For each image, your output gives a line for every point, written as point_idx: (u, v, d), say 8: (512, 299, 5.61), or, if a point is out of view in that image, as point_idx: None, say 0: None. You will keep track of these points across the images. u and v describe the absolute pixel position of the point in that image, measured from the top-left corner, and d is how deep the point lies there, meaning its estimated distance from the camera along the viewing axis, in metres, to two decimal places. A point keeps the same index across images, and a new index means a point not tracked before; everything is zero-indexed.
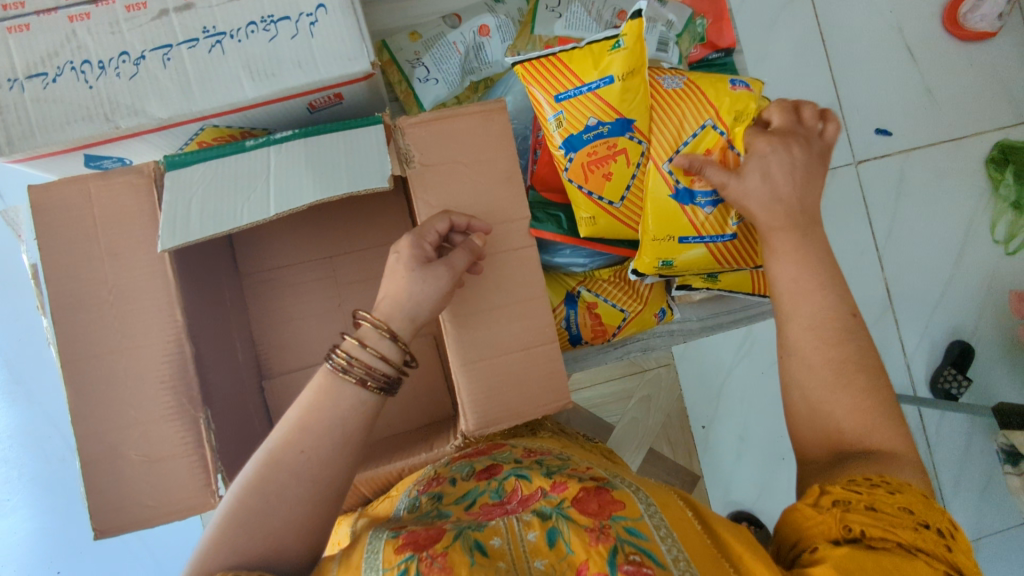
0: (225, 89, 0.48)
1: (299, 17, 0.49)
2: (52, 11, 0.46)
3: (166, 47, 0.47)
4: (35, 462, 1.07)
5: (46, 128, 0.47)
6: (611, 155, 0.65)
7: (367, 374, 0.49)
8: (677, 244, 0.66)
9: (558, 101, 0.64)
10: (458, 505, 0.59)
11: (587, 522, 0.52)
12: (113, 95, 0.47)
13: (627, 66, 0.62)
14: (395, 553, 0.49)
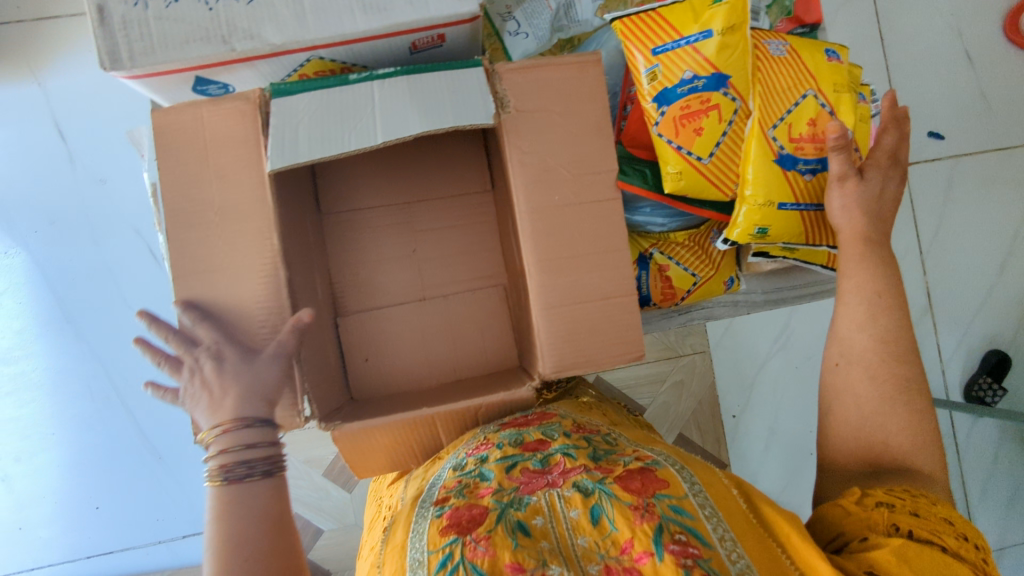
0: (338, 20, 0.50)
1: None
2: None
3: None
4: (87, 400, 1.22)
5: (166, 47, 0.48)
6: (705, 110, 0.65)
7: (248, 470, 0.48)
8: (777, 210, 0.66)
9: (654, 55, 0.65)
10: (500, 466, 0.62)
11: (630, 499, 0.55)
12: (232, 19, 0.49)
13: (727, 21, 0.63)
14: (441, 535, 0.55)
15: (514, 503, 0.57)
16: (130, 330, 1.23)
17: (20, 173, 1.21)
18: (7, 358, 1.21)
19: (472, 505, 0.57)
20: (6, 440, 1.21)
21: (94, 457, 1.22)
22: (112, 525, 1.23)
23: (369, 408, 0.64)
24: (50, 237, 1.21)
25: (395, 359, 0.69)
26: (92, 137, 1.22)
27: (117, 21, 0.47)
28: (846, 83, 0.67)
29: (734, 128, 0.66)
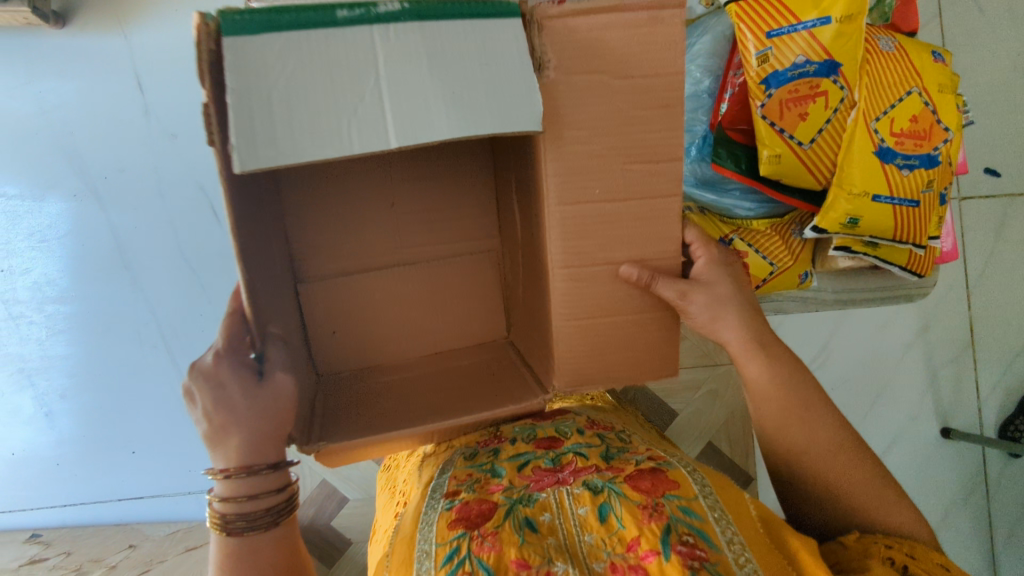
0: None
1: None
2: None
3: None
4: (132, 344, 1.25)
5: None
6: (813, 95, 0.80)
7: (261, 516, 0.53)
8: (871, 200, 0.82)
9: (769, 38, 0.79)
10: (512, 463, 0.67)
11: (639, 499, 0.57)
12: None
13: (845, 12, 0.77)
14: (449, 529, 0.58)
15: (524, 500, 0.60)
16: (185, 282, 1.26)
17: (97, 119, 1.24)
18: (64, 296, 1.24)
19: (481, 500, 0.60)
20: (52, 376, 1.23)
21: (132, 401, 1.25)
22: (145, 471, 1.26)
23: (340, 397, 0.72)
24: (118, 183, 1.25)
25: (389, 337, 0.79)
26: (170, 92, 1.26)
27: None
28: (940, 84, 0.83)
29: (839, 117, 0.82)
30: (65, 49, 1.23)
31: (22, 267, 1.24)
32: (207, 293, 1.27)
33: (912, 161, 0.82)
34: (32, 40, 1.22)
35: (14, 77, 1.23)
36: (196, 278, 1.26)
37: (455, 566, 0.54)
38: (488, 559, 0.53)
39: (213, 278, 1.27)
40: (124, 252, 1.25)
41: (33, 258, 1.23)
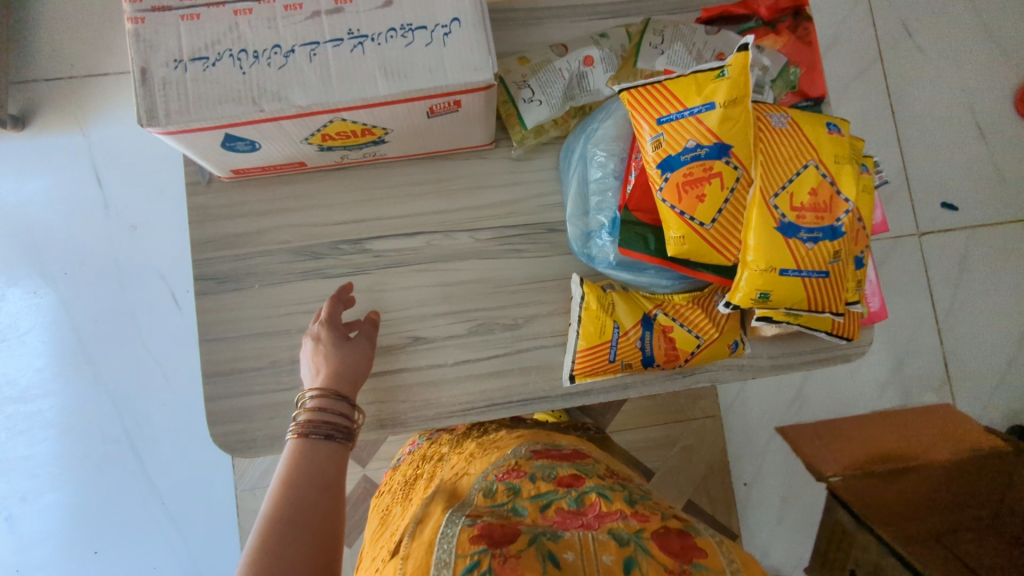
0: (361, 85, 0.52)
1: (435, 28, 0.53)
2: (220, 5, 0.52)
3: (317, 45, 0.52)
4: (92, 440, 1.23)
5: (199, 106, 0.51)
6: (707, 177, 0.54)
7: (332, 429, 0.57)
8: (777, 276, 0.55)
9: (658, 124, 0.54)
10: (534, 502, 0.60)
11: (668, 564, 0.50)
12: (263, 82, 0.52)
13: (731, 94, 0.52)
14: (471, 542, 0.52)
15: (547, 534, 0.54)
16: (146, 372, 1.25)
17: (57, 217, 1.26)
18: (25, 395, 1.23)
19: (504, 524, 0.55)
20: (14, 479, 1.21)
21: (96, 496, 1.22)
22: (106, 572, 1.20)
23: None
24: (78, 278, 1.26)
25: (290, 375, 0.66)
26: (127, 186, 1.28)
27: (157, 83, 0.51)
28: (849, 156, 0.57)
29: (735, 198, 0.55)
30: (26, 152, 1.27)
31: None
32: (169, 382, 1.25)
33: (820, 231, 0.55)
34: None
35: None
36: (158, 366, 1.25)
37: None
38: None
39: (175, 365, 1.26)
40: (84, 346, 1.25)
41: None
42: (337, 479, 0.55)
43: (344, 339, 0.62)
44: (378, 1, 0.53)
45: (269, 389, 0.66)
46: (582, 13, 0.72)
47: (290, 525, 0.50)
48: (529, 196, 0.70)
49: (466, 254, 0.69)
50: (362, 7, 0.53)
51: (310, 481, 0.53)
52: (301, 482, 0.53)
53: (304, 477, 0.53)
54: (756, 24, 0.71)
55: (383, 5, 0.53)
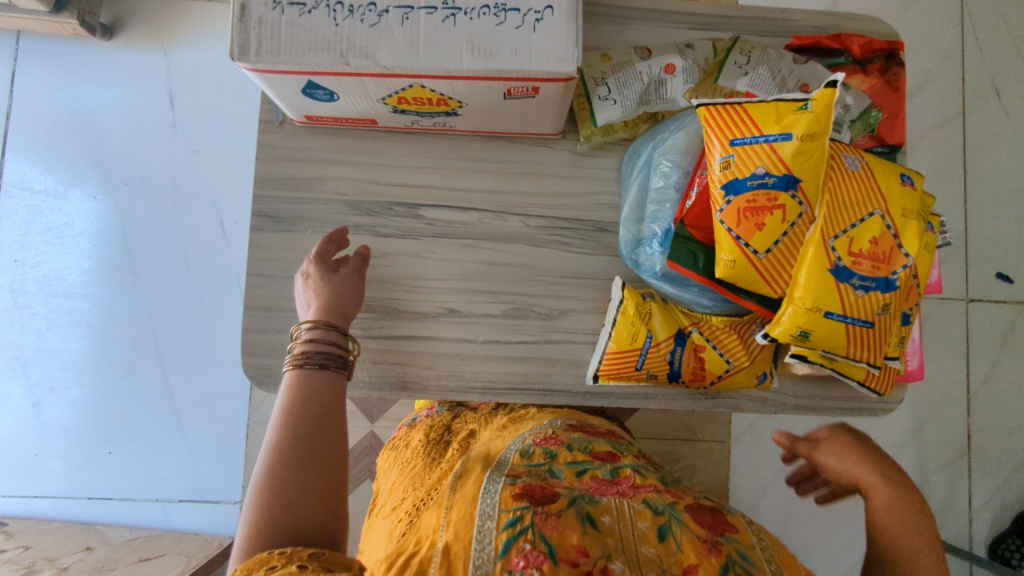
0: (447, 56, 0.53)
1: (528, 12, 0.53)
2: None
3: (410, 9, 0.53)
4: (123, 347, 1.28)
5: (288, 50, 0.53)
6: (770, 207, 0.53)
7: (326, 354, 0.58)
8: (820, 317, 0.55)
9: (731, 146, 0.54)
10: (571, 469, 0.61)
11: (700, 533, 0.53)
12: (353, 36, 0.53)
13: (810, 127, 0.51)
14: (512, 497, 0.53)
15: (586, 497, 0.55)
16: (184, 292, 1.29)
17: (127, 128, 1.30)
18: (70, 293, 1.28)
19: (544, 485, 0.56)
20: (46, 368, 1.27)
21: (118, 400, 1.27)
22: (118, 473, 1.26)
23: None
24: (136, 191, 1.30)
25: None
26: (197, 110, 1.31)
27: (253, 20, 0.52)
28: (918, 212, 0.56)
29: (794, 233, 0.54)
30: (109, 61, 1.31)
31: (34, 261, 1.28)
32: (204, 305, 1.29)
33: (874, 281, 0.55)
34: (82, 48, 1.30)
35: (60, 79, 1.30)
36: (196, 288, 1.29)
37: (517, 533, 0.49)
38: (551, 538, 0.48)
39: (212, 290, 1.29)
40: (130, 255, 1.29)
41: (46, 253, 1.28)
42: (340, 406, 0.56)
43: (333, 272, 0.63)
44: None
45: None
46: (671, 20, 0.72)
47: (292, 456, 0.51)
48: (585, 192, 0.71)
49: (514, 237, 0.70)
50: None
51: (311, 411, 0.54)
52: (301, 414, 0.53)
53: (303, 408, 0.54)
54: (845, 60, 0.69)
55: None
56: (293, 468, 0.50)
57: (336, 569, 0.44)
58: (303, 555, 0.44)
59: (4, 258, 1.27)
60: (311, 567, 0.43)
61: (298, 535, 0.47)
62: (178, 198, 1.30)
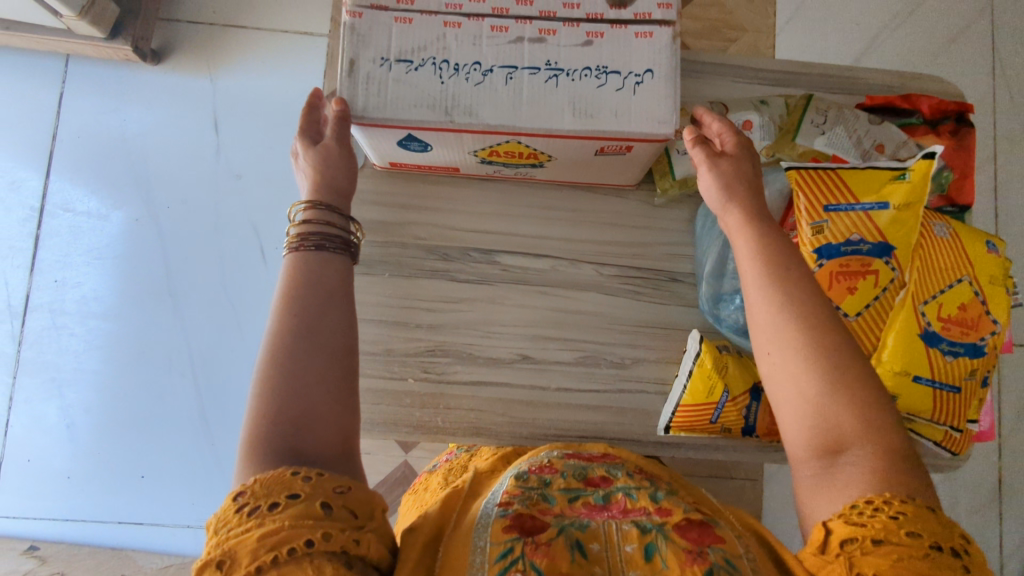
0: (549, 115, 0.54)
1: (629, 75, 0.55)
2: (433, 14, 0.55)
3: (513, 69, 0.55)
4: (159, 369, 1.27)
5: (394, 106, 0.54)
6: (864, 272, 0.55)
7: (324, 239, 0.52)
8: (908, 381, 0.56)
9: (824, 212, 0.54)
10: (565, 494, 0.55)
11: (686, 544, 0.47)
12: (458, 94, 0.54)
13: (907, 198, 0.53)
14: (504, 531, 0.47)
15: (575, 524, 0.50)
16: (221, 316, 1.29)
17: (171, 152, 1.31)
18: (108, 314, 1.28)
19: (535, 515, 0.50)
20: (81, 390, 1.26)
21: (153, 423, 1.26)
22: (151, 497, 1.25)
23: None
24: (177, 214, 1.30)
25: (400, 366, 0.68)
26: (238, 135, 1.32)
27: (362, 76, 0.54)
28: (1004, 280, 0.57)
29: (884, 298, 0.55)
30: (156, 85, 1.32)
31: (74, 282, 1.29)
32: (241, 329, 1.29)
33: (962, 347, 0.56)
34: (129, 73, 1.32)
35: (107, 101, 1.31)
36: (233, 312, 1.29)
37: (508, 566, 0.44)
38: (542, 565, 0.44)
39: (249, 314, 1.29)
40: (169, 277, 1.29)
41: (86, 273, 1.29)
42: (346, 288, 0.52)
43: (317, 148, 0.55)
44: (580, 39, 0.55)
45: (378, 375, 0.68)
46: (743, 75, 0.73)
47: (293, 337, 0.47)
48: (658, 242, 0.72)
49: (588, 285, 0.70)
50: (563, 42, 0.55)
51: (313, 290, 0.50)
52: (303, 294, 0.49)
53: (306, 291, 0.49)
54: (917, 120, 0.70)
55: (584, 43, 0.55)
56: (297, 354, 0.46)
57: (359, 517, 0.41)
58: (328, 487, 0.41)
59: (44, 277, 1.28)
60: (334, 509, 0.40)
61: (306, 434, 0.43)
62: (218, 222, 1.30)
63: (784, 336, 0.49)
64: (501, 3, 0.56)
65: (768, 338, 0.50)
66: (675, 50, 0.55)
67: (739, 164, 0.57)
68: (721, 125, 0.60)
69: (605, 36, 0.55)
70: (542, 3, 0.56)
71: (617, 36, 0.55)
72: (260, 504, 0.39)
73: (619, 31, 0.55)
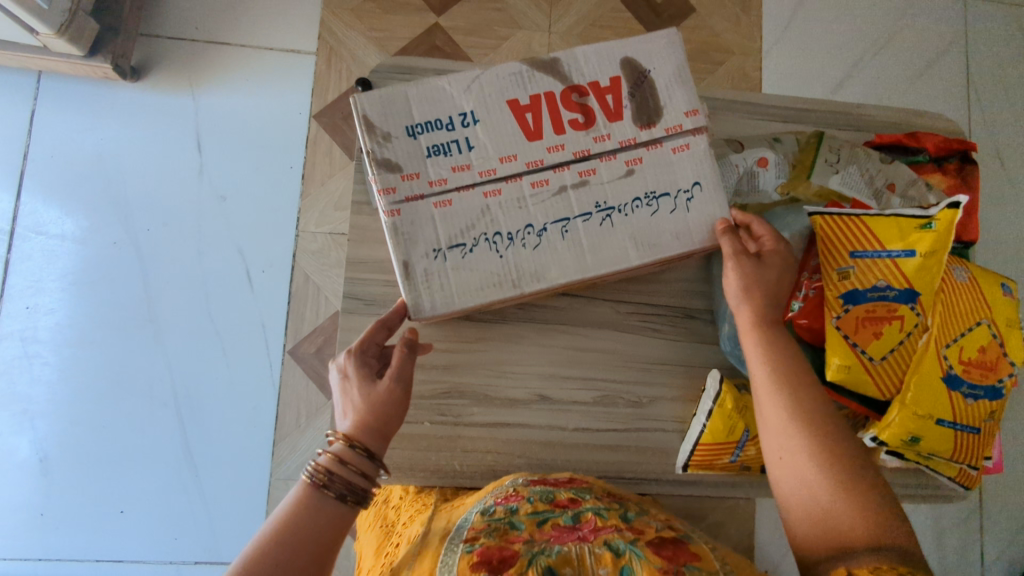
0: (615, 256, 0.59)
1: (678, 194, 0.60)
2: (470, 188, 0.58)
3: (572, 223, 0.59)
4: (139, 399, 1.22)
5: (462, 292, 0.58)
6: (889, 317, 0.56)
7: (346, 487, 0.53)
8: (932, 424, 0.56)
9: (852, 258, 0.56)
10: (530, 520, 0.53)
11: (661, 563, 0.46)
12: (520, 263, 0.58)
13: (932, 246, 0.55)
14: (472, 569, 0.47)
15: (545, 551, 0.48)
16: (206, 342, 1.24)
17: (152, 172, 1.26)
18: (84, 341, 1.22)
19: (504, 545, 0.49)
20: (55, 421, 1.20)
21: (132, 456, 1.21)
22: (130, 534, 1.19)
23: None
24: (158, 237, 1.25)
25: (416, 410, 0.66)
26: (222, 154, 1.28)
27: (421, 274, 0.57)
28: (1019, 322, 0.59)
29: (908, 342, 0.56)
30: (134, 103, 1.27)
31: (47, 308, 1.23)
32: (227, 356, 1.25)
33: (982, 388, 0.57)
34: (107, 90, 1.27)
35: (83, 119, 1.26)
36: (218, 338, 1.25)
37: None
38: None
39: (234, 340, 1.25)
40: (150, 303, 1.24)
41: (60, 299, 1.23)
42: (336, 542, 0.52)
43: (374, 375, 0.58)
44: (621, 170, 0.59)
45: None
46: (752, 111, 0.74)
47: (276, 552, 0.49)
48: (674, 279, 0.71)
49: (604, 323, 0.70)
50: (606, 177, 0.59)
51: (308, 525, 0.51)
52: (307, 519, 0.51)
53: (310, 514, 0.52)
54: (925, 159, 0.72)
55: (626, 173, 0.59)
56: (286, 569, 0.49)
57: None
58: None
59: (15, 304, 1.22)
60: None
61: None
62: (201, 245, 1.26)
63: (792, 440, 0.53)
64: (532, 156, 0.59)
65: (779, 438, 0.54)
66: (712, 157, 0.60)
67: (772, 266, 0.59)
68: (756, 224, 0.60)
69: (644, 161, 0.60)
70: (573, 144, 0.59)
71: (655, 156, 0.60)
72: None
73: (655, 149, 0.60)
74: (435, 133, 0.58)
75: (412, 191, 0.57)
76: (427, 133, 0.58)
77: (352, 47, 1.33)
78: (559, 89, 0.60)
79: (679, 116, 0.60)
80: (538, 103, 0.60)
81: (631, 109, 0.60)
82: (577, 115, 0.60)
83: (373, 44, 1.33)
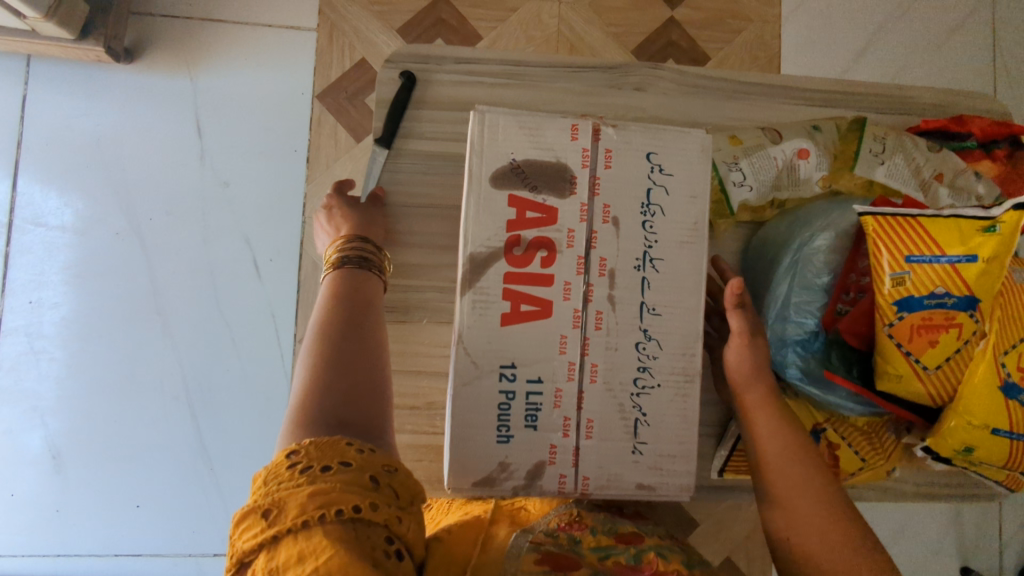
0: (689, 271, 0.54)
1: (650, 180, 0.53)
2: (586, 389, 0.52)
3: (649, 301, 0.53)
4: (148, 391, 1.20)
5: (667, 434, 0.53)
6: (946, 325, 0.53)
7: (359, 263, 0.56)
8: (987, 433, 0.54)
9: (906, 263, 0.53)
10: (594, 550, 0.49)
11: None
12: (663, 371, 0.53)
13: (995, 250, 0.52)
14: (536, 564, 0.44)
15: None
16: (215, 332, 1.22)
17: (152, 159, 1.22)
18: (91, 335, 1.20)
19: (565, 560, 0.46)
20: (64, 417, 1.18)
21: (143, 448, 1.19)
22: (147, 526, 1.18)
23: None
24: (162, 226, 1.22)
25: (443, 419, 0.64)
26: (224, 138, 1.23)
27: (646, 486, 0.53)
28: None
29: (965, 350, 0.53)
30: (131, 87, 1.22)
31: (51, 302, 1.20)
32: (237, 346, 1.22)
33: None
34: (100, 71, 1.21)
35: (76, 104, 1.21)
36: (226, 324, 1.22)
37: None
38: None
39: (244, 331, 1.22)
40: (156, 294, 1.21)
41: (65, 293, 1.20)
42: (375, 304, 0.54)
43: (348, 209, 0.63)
44: (609, 231, 0.52)
45: (421, 429, 0.64)
46: (791, 96, 0.69)
47: (341, 349, 0.48)
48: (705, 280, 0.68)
49: None
50: (610, 251, 0.52)
51: (349, 304, 0.52)
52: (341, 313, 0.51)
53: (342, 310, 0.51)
54: (972, 144, 0.68)
55: (610, 226, 0.52)
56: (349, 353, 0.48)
57: (401, 497, 0.40)
58: (377, 463, 0.41)
59: (19, 299, 1.19)
60: (381, 484, 0.40)
61: (358, 402, 0.45)
62: (204, 232, 1.22)
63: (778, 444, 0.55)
64: (567, 322, 0.52)
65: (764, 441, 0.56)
66: (625, 130, 0.54)
67: None
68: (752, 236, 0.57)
69: (609, 204, 0.52)
70: (568, 281, 0.52)
71: (606, 180, 0.53)
72: (313, 464, 0.39)
73: (603, 183, 0.52)
74: (506, 412, 0.51)
75: (563, 453, 0.52)
76: (509, 419, 0.51)
77: (354, 22, 1.27)
78: (509, 273, 0.51)
79: (576, 147, 0.53)
80: (516, 295, 0.51)
81: (550, 195, 0.52)
82: (539, 255, 0.52)
83: (376, 18, 1.28)
